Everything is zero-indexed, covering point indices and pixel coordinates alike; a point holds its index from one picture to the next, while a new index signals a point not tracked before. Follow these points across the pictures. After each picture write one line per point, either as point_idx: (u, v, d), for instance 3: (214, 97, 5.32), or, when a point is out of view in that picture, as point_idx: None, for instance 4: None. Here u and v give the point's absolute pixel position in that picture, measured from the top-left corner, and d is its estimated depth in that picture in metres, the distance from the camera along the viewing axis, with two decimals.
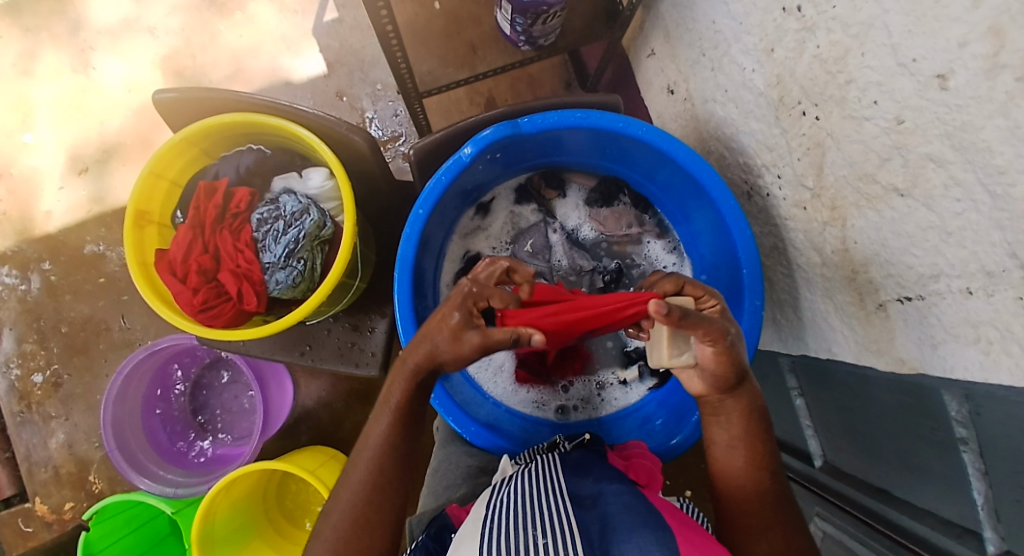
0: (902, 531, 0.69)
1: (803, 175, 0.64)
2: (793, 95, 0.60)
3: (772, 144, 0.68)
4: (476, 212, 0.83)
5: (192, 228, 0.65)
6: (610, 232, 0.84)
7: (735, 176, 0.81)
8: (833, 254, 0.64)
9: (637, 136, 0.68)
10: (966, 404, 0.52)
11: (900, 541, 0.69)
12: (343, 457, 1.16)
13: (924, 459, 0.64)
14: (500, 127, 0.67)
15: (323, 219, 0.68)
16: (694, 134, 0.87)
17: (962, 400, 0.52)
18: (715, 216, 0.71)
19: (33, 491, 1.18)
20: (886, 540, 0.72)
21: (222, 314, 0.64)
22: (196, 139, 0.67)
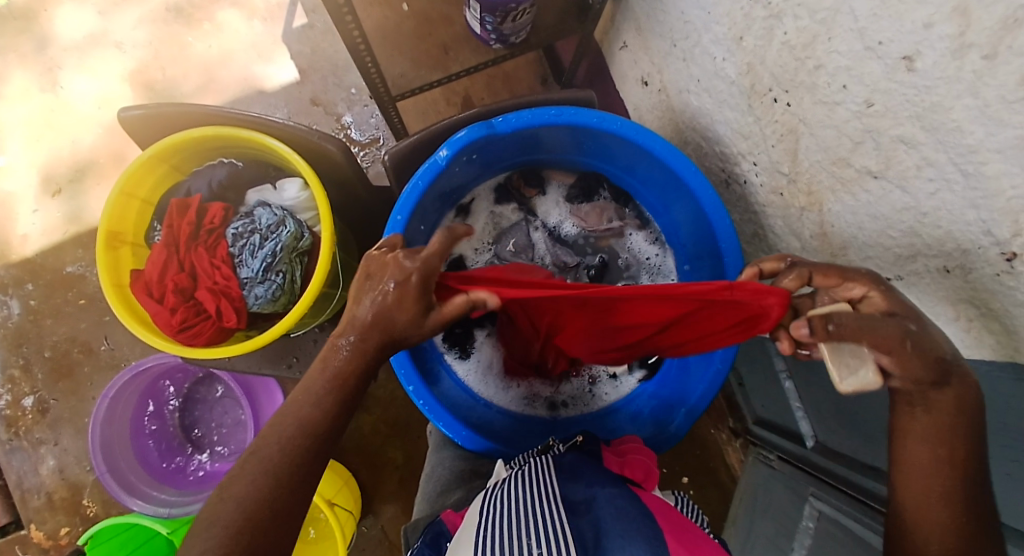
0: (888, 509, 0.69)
1: (779, 162, 0.64)
2: (764, 83, 0.60)
3: (747, 132, 0.68)
4: (457, 214, 0.82)
5: (166, 246, 0.64)
6: (592, 227, 0.84)
7: (713, 165, 0.80)
8: (813, 239, 0.65)
9: (613, 130, 0.68)
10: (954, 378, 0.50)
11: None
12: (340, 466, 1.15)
13: None
14: (474, 128, 0.67)
15: (300, 230, 0.67)
16: (671, 125, 0.87)
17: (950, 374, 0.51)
18: (694, 206, 0.71)
19: (26, 518, 1.17)
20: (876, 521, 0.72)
21: (203, 332, 0.63)
22: (165, 157, 0.66)
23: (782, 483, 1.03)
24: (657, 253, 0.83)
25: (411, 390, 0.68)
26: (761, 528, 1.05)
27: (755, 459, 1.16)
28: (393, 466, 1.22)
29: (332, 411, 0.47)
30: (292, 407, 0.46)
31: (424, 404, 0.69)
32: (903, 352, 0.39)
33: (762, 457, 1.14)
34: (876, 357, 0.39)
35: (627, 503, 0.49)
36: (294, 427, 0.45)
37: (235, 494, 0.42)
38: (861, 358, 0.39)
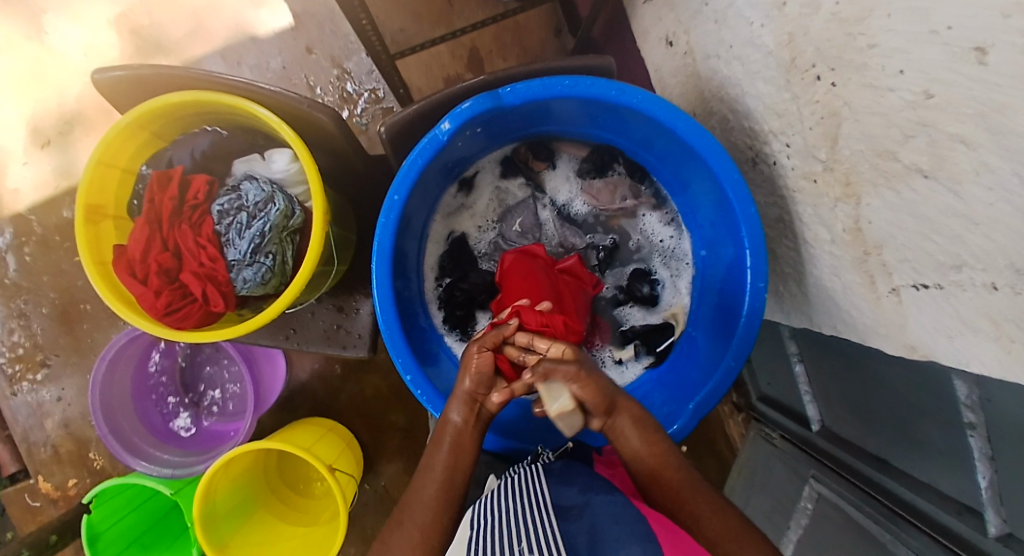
0: (900, 501, 0.73)
1: (814, 146, 0.58)
2: (807, 57, 0.53)
3: (780, 110, 0.61)
4: (459, 189, 0.77)
5: (148, 222, 0.60)
6: (604, 205, 0.79)
7: (739, 141, 0.74)
8: (843, 233, 0.59)
9: (632, 104, 0.62)
10: (977, 390, 0.54)
11: (903, 515, 0.73)
12: (342, 429, 1.16)
13: (923, 432, 0.66)
14: (480, 100, 0.61)
15: (290, 207, 0.63)
16: (694, 91, 0.79)
17: (973, 385, 0.54)
18: (716, 189, 0.66)
19: (34, 469, 1.19)
20: (883, 508, 0.77)
21: (190, 315, 0.60)
22: (145, 124, 0.60)
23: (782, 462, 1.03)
24: (672, 234, 0.78)
25: (408, 380, 0.66)
26: (758, 503, 1.07)
27: (755, 434, 1.17)
28: (394, 429, 1.24)
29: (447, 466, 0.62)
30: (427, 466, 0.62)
31: (422, 393, 0.66)
32: (581, 381, 0.59)
33: (764, 434, 1.14)
34: (568, 388, 0.59)
35: (623, 515, 0.48)
36: (435, 485, 0.61)
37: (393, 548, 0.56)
38: (559, 391, 0.59)
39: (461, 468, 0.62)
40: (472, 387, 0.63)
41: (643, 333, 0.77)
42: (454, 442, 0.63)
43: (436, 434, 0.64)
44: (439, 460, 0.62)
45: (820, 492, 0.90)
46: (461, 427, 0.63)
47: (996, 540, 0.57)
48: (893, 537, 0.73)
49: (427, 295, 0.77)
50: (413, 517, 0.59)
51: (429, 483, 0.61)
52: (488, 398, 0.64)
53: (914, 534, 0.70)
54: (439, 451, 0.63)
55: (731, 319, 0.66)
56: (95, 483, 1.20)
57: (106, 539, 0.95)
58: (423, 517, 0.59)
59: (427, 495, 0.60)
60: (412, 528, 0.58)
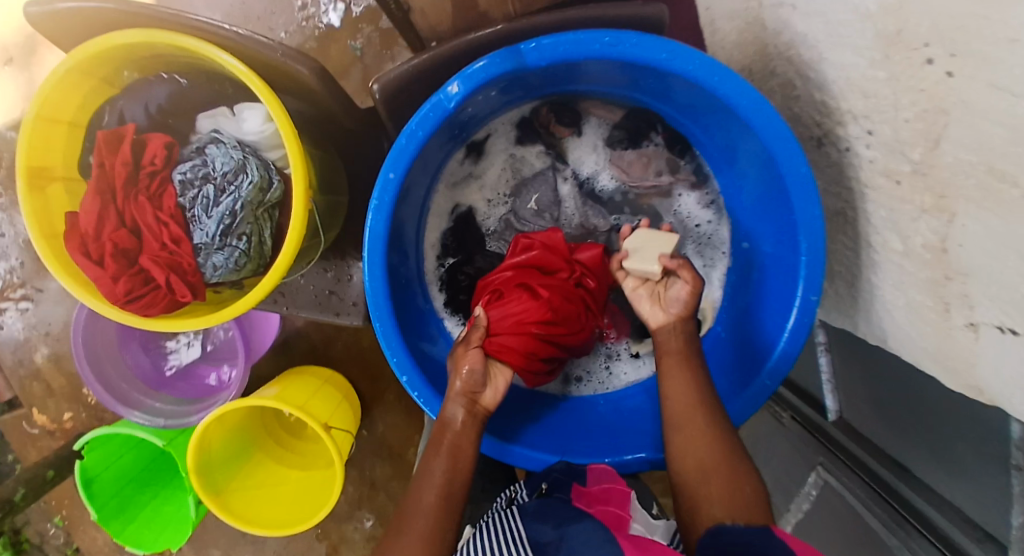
0: (910, 509, 0.65)
1: (906, 143, 0.47)
2: (919, 34, 0.41)
3: (870, 91, 0.49)
4: (467, 154, 0.68)
5: (99, 193, 0.51)
6: (634, 180, 0.70)
7: (805, 114, 0.62)
8: (923, 251, 0.49)
9: (686, 72, 0.51)
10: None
11: (908, 518, 0.65)
12: (340, 379, 1.13)
13: (952, 446, 0.60)
14: (496, 58, 0.50)
15: (266, 179, 0.53)
16: (756, 44, 0.65)
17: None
18: (773, 177, 0.56)
19: (28, 401, 1.18)
20: (891, 512, 0.68)
21: (155, 303, 0.51)
22: (90, 68, 0.50)
23: (787, 442, 0.98)
24: (711, 218, 0.69)
25: (405, 381, 0.58)
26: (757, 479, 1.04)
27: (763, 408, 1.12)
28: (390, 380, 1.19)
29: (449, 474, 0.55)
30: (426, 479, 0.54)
31: (418, 395, 0.58)
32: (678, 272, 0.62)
33: (772, 410, 1.09)
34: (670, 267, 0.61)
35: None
36: (436, 492, 0.54)
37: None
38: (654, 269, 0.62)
39: (463, 472, 0.55)
40: (466, 386, 0.57)
41: None
42: (452, 445, 0.55)
43: (435, 434, 0.56)
44: (442, 463, 0.55)
45: (826, 480, 0.85)
46: (460, 431, 0.56)
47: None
48: (898, 542, 0.65)
49: (428, 277, 0.70)
50: (416, 524, 0.52)
51: (430, 489, 0.54)
52: (483, 395, 0.58)
53: (917, 541, 0.63)
54: (437, 457, 0.55)
55: (764, 324, 0.59)
56: (90, 418, 1.19)
57: (103, 481, 0.95)
58: (424, 526, 0.52)
59: (428, 502, 0.53)
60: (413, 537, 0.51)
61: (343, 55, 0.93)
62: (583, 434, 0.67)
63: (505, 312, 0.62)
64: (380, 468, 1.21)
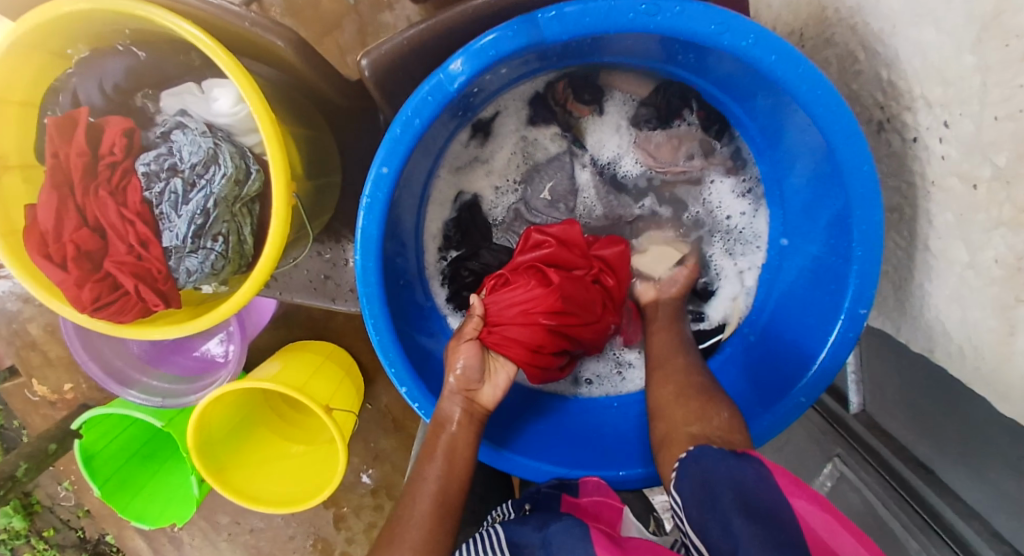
0: (934, 517, 0.63)
1: (989, 144, 0.40)
2: (1016, 20, 0.33)
3: (951, 78, 0.41)
4: (472, 135, 0.61)
5: (55, 187, 0.45)
6: (661, 164, 0.63)
7: (865, 92, 0.54)
8: (993, 266, 0.43)
9: (734, 49, 0.43)
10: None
11: (932, 526, 0.63)
12: (343, 353, 1.11)
13: (1000, 475, 0.57)
14: (506, 34, 0.42)
15: (241, 170, 0.47)
16: (812, 5, 0.56)
17: None
18: (826, 169, 0.49)
19: (27, 372, 1.15)
20: (918, 518, 0.65)
21: (126, 309, 0.46)
22: (35, 41, 0.43)
23: (803, 429, 0.94)
24: (747, 209, 0.63)
25: (403, 392, 0.54)
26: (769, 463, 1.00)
27: None
28: None
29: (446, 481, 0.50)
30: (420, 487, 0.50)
31: (418, 406, 0.54)
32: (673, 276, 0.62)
33: None
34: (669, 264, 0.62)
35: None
36: (431, 499, 0.49)
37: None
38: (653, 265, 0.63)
39: (459, 476, 0.51)
40: (462, 382, 0.53)
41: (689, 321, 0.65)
42: (449, 450, 0.51)
43: (430, 435, 0.52)
44: (437, 467, 0.50)
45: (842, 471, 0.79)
46: (458, 432, 0.52)
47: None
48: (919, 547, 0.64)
49: (429, 270, 0.64)
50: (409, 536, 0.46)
51: (426, 495, 0.49)
52: (481, 391, 0.54)
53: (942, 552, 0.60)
54: (431, 462, 0.51)
55: (799, 333, 0.55)
56: (92, 389, 1.17)
57: (103, 457, 0.94)
58: (417, 537, 0.46)
59: (424, 510, 0.48)
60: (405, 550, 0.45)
61: (336, 5, 0.83)
62: (584, 439, 0.63)
63: (510, 300, 0.57)
64: (385, 441, 1.20)
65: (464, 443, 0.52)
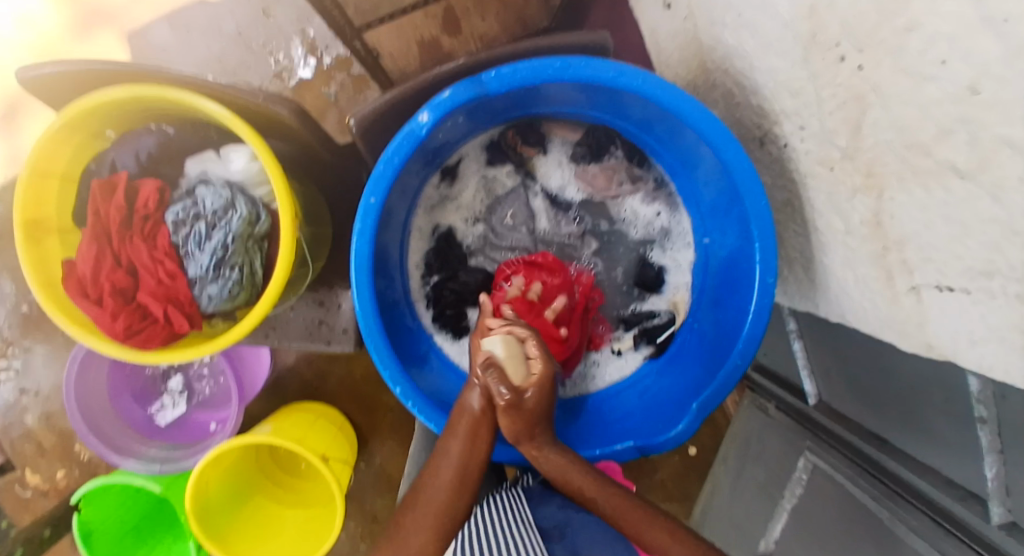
0: (900, 482, 0.66)
1: (834, 132, 0.52)
2: (831, 33, 0.46)
3: (796, 89, 0.54)
4: (442, 178, 0.74)
5: (95, 238, 0.56)
6: (599, 191, 0.77)
7: (746, 118, 0.68)
8: (861, 226, 0.54)
9: (634, 87, 0.56)
10: (991, 385, 0.50)
11: (900, 492, 0.66)
12: (333, 417, 1.12)
13: (928, 418, 0.62)
14: (461, 89, 0.55)
15: (254, 212, 0.59)
16: (696, 60, 0.72)
17: (987, 381, 0.50)
18: (723, 171, 0.61)
19: (17, 467, 1.10)
20: (883, 486, 0.69)
21: (154, 336, 0.56)
22: (82, 124, 0.55)
23: (775, 434, 0.98)
24: (661, 212, 0.76)
25: (399, 393, 0.61)
26: (751, 473, 1.03)
27: (750, 405, 1.11)
28: (386, 412, 1.18)
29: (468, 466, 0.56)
30: (446, 458, 0.56)
31: (414, 406, 0.61)
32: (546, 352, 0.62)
33: (759, 404, 1.07)
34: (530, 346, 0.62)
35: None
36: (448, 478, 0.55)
37: None
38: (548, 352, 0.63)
39: (478, 456, 0.58)
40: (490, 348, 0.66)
41: (642, 320, 0.77)
42: (469, 430, 0.58)
43: (450, 421, 0.60)
44: (456, 447, 0.57)
45: (816, 463, 0.84)
46: (478, 414, 0.60)
47: (997, 529, 0.51)
48: (890, 514, 0.67)
49: (414, 295, 0.74)
50: (427, 499, 0.54)
51: (445, 470, 0.56)
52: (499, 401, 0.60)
53: (909, 511, 0.64)
54: (454, 439, 0.58)
55: (730, 305, 0.66)
56: (85, 475, 1.11)
57: (101, 535, 0.94)
58: (437, 500, 0.54)
59: (444, 480, 0.55)
60: (429, 505, 0.53)
61: (318, 101, 0.99)
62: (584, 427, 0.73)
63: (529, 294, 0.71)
64: (382, 504, 1.18)
65: (487, 444, 0.59)
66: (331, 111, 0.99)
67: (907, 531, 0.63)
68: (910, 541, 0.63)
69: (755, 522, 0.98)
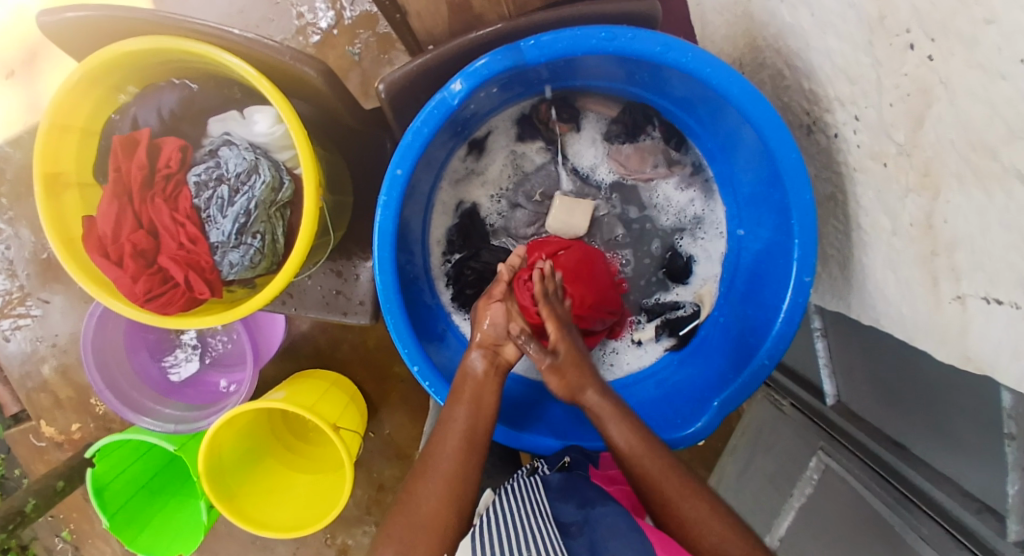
0: (914, 490, 0.65)
1: (891, 125, 0.49)
2: (901, 18, 0.43)
3: (855, 76, 0.51)
4: (469, 152, 0.72)
5: (116, 196, 0.55)
6: (631, 172, 0.74)
7: (794, 102, 0.65)
8: (911, 228, 0.51)
9: (680, 63, 0.53)
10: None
11: (913, 499, 0.65)
12: (346, 382, 1.13)
13: (954, 428, 0.60)
14: (497, 57, 0.52)
15: (278, 179, 0.58)
16: (744, 37, 0.68)
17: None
18: (766, 160, 0.58)
19: (36, 414, 1.12)
20: (897, 492, 0.68)
21: (173, 301, 0.56)
22: (105, 75, 0.53)
23: (787, 430, 0.98)
24: (694, 198, 0.74)
25: (416, 370, 0.60)
26: (760, 465, 1.03)
27: (763, 397, 1.09)
28: (397, 380, 1.18)
29: (472, 439, 0.57)
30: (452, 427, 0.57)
31: (430, 385, 0.61)
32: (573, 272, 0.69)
33: (772, 398, 1.06)
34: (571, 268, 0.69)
35: (627, 545, 0.46)
36: (455, 442, 0.56)
37: (394, 537, 0.49)
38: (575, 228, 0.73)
39: (483, 421, 0.58)
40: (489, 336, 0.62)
41: (665, 311, 0.75)
42: (473, 396, 0.59)
43: (455, 388, 0.60)
44: (459, 416, 0.57)
45: (828, 464, 0.83)
46: (480, 378, 0.61)
47: (1013, 546, 0.50)
48: (901, 520, 0.66)
49: (434, 272, 0.73)
50: (436, 470, 0.54)
51: (451, 439, 0.56)
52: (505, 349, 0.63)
53: (922, 521, 0.63)
54: (458, 406, 0.58)
55: (760, 299, 0.64)
56: (100, 428, 1.13)
57: (113, 489, 0.94)
58: (446, 470, 0.54)
59: (450, 449, 0.55)
60: (437, 480, 0.53)
61: (342, 61, 0.96)
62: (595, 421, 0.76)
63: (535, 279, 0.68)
64: (388, 470, 1.20)
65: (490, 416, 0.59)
66: (355, 72, 0.96)
67: (918, 539, 0.63)
68: (920, 548, 0.63)
69: (760, 515, 0.99)
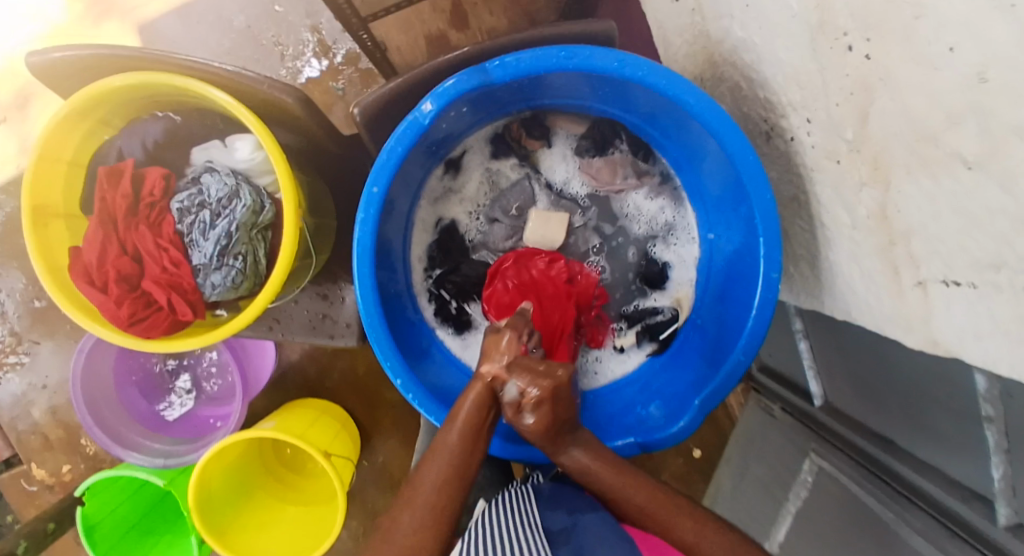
0: (905, 485, 0.65)
1: (841, 124, 0.52)
2: (839, 24, 0.45)
3: (804, 81, 0.54)
4: (446, 170, 0.74)
5: (101, 224, 0.57)
6: (602, 184, 0.76)
7: (753, 112, 0.68)
8: (869, 220, 0.53)
9: (638, 76, 0.56)
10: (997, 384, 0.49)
11: (906, 495, 0.65)
12: (336, 408, 1.12)
13: (933, 418, 0.60)
14: (465, 77, 0.55)
15: (258, 202, 0.60)
16: (703, 53, 0.72)
17: (994, 379, 0.49)
18: (728, 165, 0.61)
19: (26, 456, 1.11)
20: (888, 489, 0.68)
21: (156, 325, 0.57)
22: (91, 109, 0.55)
23: (780, 436, 0.97)
24: (665, 207, 0.76)
25: (399, 384, 0.61)
26: (755, 474, 1.02)
27: (754, 406, 1.10)
28: (390, 405, 1.18)
29: (462, 465, 0.57)
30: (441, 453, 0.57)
31: (414, 398, 0.61)
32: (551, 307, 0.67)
33: (763, 405, 1.06)
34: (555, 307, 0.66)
35: (616, 548, 0.46)
36: (444, 467, 0.56)
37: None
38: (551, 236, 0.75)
39: (474, 453, 0.58)
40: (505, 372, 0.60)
41: (644, 317, 0.76)
42: (467, 425, 0.58)
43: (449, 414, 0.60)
44: (451, 443, 0.57)
45: (821, 465, 0.83)
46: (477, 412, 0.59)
47: (1005, 530, 0.50)
48: (894, 516, 0.66)
49: (417, 288, 0.75)
50: (422, 497, 0.54)
51: (439, 466, 0.56)
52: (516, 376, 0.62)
53: (916, 516, 0.63)
54: (452, 430, 0.58)
55: (733, 298, 0.66)
56: (90, 469, 1.12)
57: (105, 527, 0.93)
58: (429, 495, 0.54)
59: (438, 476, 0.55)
60: (419, 508, 0.53)
61: (325, 95, 0.99)
62: None
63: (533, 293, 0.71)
64: (383, 498, 1.19)
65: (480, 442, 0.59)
66: (338, 105, 0.99)
67: (911, 533, 0.62)
68: (913, 541, 0.62)
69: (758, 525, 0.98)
